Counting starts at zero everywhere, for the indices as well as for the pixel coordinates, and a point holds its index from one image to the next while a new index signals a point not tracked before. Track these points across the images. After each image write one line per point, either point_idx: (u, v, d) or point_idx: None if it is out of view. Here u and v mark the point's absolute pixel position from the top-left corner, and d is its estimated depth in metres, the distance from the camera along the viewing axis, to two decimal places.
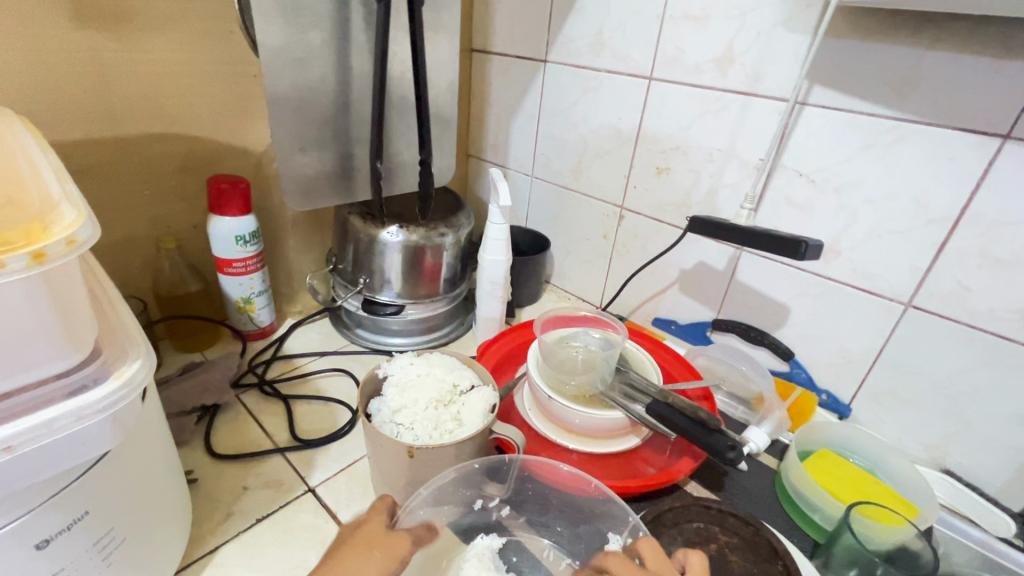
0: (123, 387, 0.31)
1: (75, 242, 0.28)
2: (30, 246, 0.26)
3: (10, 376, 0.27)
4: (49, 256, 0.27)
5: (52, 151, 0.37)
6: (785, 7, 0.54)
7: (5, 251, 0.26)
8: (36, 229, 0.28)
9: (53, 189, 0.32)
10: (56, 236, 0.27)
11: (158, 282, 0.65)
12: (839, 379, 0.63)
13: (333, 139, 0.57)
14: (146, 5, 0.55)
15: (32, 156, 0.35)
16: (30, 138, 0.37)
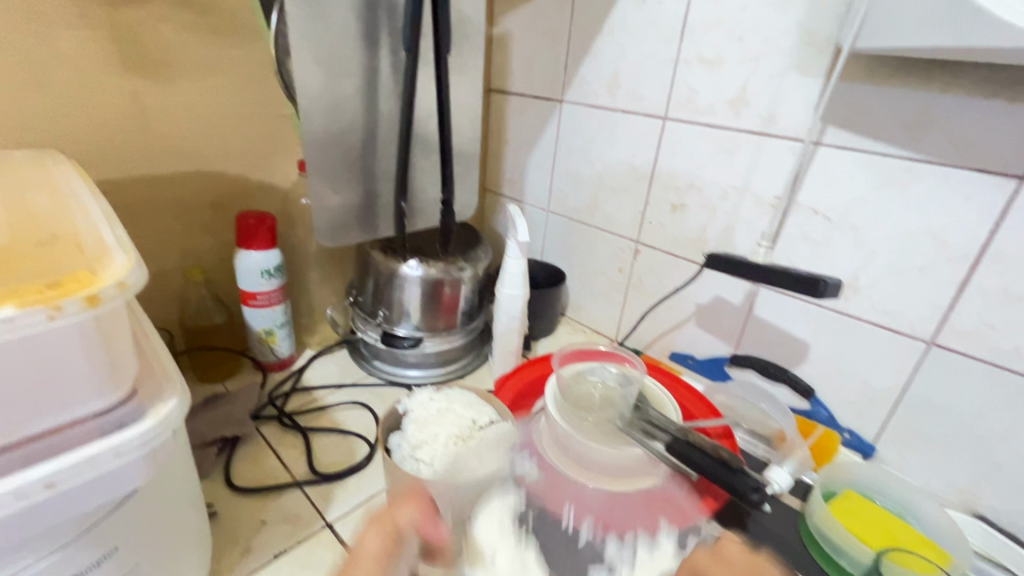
0: (157, 425, 0.32)
1: (125, 284, 0.29)
2: (85, 289, 0.28)
3: (52, 415, 0.29)
4: (100, 299, 0.28)
5: (103, 198, 0.39)
6: (796, 52, 0.56)
7: (60, 295, 0.27)
8: (89, 272, 0.30)
9: (104, 236, 0.34)
10: (109, 280, 0.29)
11: (184, 314, 0.66)
12: (862, 418, 0.62)
13: (360, 178, 0.59)
14: (187, 53, 0.58)
15: (86, 203, 0.38)
16: (82, 186, 0.40)
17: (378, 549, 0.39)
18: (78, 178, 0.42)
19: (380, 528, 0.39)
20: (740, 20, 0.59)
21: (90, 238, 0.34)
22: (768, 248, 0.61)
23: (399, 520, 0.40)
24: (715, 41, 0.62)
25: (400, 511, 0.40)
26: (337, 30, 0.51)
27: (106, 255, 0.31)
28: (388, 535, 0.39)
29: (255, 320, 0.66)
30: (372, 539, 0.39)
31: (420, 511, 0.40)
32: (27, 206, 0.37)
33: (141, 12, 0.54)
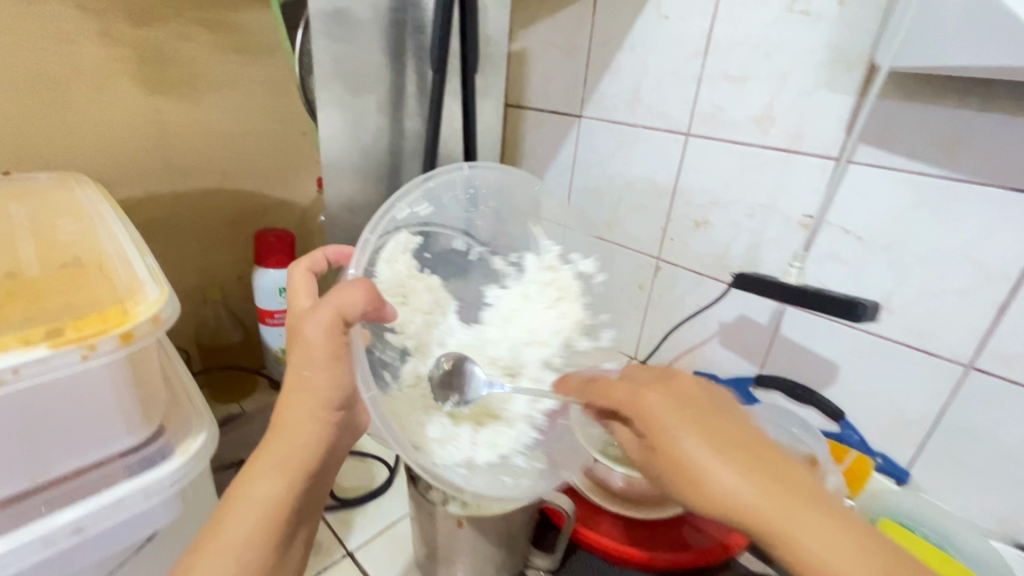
0: (187, 461, 0.41)
1: (157, 320, 0.36)
2: (121, 327, 0.34)
3: (87, 451, 0.36)
4: (135, 336, 0.35)
5: (135, 233, 0.44)
6: (825, 70, 0.55)
7: (99, 333, 0.34)
8: (124, 309, 0.36)
9: (138, 269, 0.39)
10: (143, 317, 0.35)
11: (201, 332, 0.66)
12: (896, 442, 0.60)
13: (382, 197, 0.59)
14: (211, 70, 0.58)
15: (117, 236, 0.42)
16: (117, 224, 0.44)
17: (329, 324, 0.37)
18: (110, 215, 0.45)
19: (327, 309, 0.37)
20: (767, 36, 0.58)
21: (124, 272, 0.39)
22: (799, 271, 0.59)
23: (339, 298, 0.37)
24: (740, 58, 0.61)
25: (308, 318, 0.37)
26: (363, 49, 0.51)
27: (140, 289, 0.38)
28: (331, 323, 0.37)
29: (272, 338, 0.65)
30: (311, 325, 0.37)
31: (363, 284, 0.38)
32: (60, 238, 0.41)
33: (165, 30, 0.54)
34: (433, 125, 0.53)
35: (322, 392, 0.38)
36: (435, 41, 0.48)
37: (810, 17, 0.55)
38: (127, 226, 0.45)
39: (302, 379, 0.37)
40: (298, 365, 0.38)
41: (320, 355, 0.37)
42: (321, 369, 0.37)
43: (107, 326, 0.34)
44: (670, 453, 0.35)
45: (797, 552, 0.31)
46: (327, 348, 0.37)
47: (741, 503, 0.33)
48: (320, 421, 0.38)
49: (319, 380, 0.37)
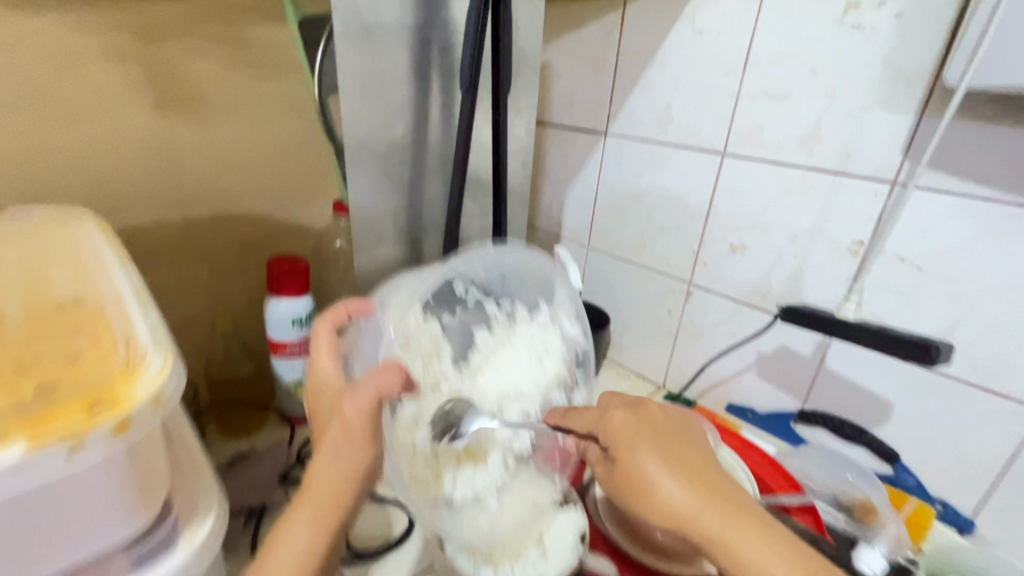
0: (194, 553, 0.31)
1: (161, 399, 0.28)
2: (119, 413, 0.26)
3: (67, 555, 0.27)
4: (133, 423, 0.27)
5: (139, 278, 0.38)
6: (880, 87, 0.51)
7: (93, 421, 0.26)
8: (122, 384, 0.28)
9: (139, 328, 0.33)
10: (146, 397, 0.28)
11: (209, 365, 0.62)
12: (958, 488, 0.55)
13: (405, 224, 0.56)
14: (227, 91, 0.56)
15: (118, 281, 0.37)
16: (119, 268, 0.39)
17: (365, 408, 0.35)
18: (109, 246, 0.40)
19: (364, 394, 0.35)
20: (814, 50, 0.54)
21: (122, 330, 0.33)
22: (859, 302, 0.56)
23: (374, 381, 0.35)
24: (784, 74, 0.57)
25: (344, 402, 0.35)
26: (388, 69, 0.48)
27: (142, 356, 0.30)
28: (368, 408, 0.35)
29: (283, 371, 0.61)
30: (347, 408, 0.35)
31: (398, 368, 0.36)
32: (53, 296, 0.35)
33: (175, 47, 0.51)
34: (462, 150, 0.50)
35: (352, 475, 0.35)
36: (467, 62, 0.46)
37: (862, 31, 0.51)
38: (131, 274, 0.38)
39: (332, 459, 0.35)
40: (331, 445, 0.35)
41: (356, 436, 0.35)
42: (355, 451, 0.35)
43: (96, 413, 0.26)
44: (627, 470, 0.36)
45: (735, 562, 0.32)
46: (362, 429, 0.35)
47: (690, 511, 0.34)
48: (347, 494, 0.36)
49: (355, 462, 0.35)
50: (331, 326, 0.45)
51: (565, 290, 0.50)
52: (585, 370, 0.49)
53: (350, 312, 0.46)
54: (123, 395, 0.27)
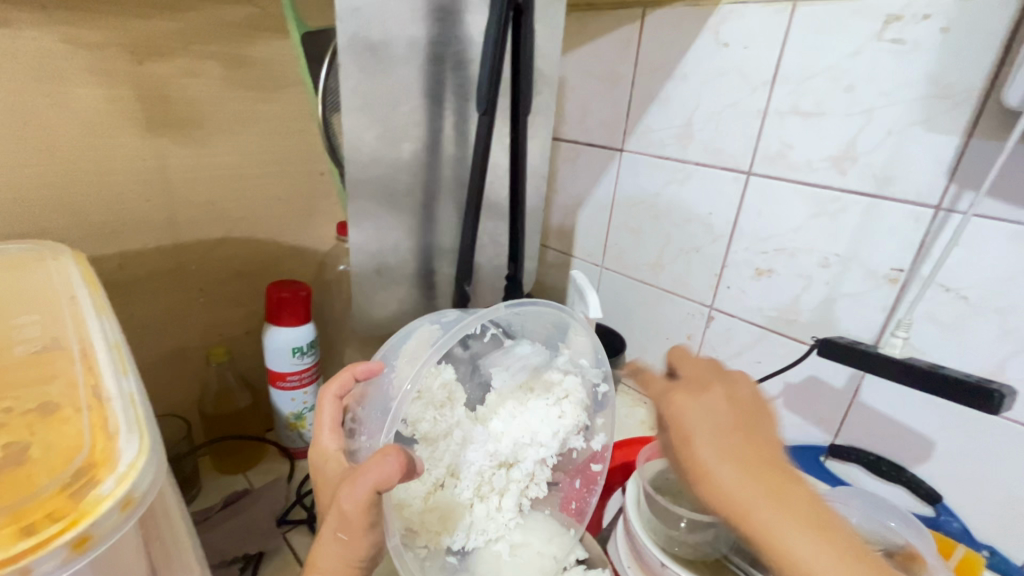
0: None
1: (130, 502, 0.24)
2: (77, 528, 0.22)
3: None
4: (92, 539, 0.23)
5: (113, 331, 0.34)
6: (922, 106, 0.48)
7: (44, 544, 0.21)
8: (83, 480, 0.24)
9: (107, 396, 0.29)
10: (113, 502, 0.23)
11: (205, 397, 0.59)
12: (1008, 535, 0.51)
13: (414, 250, 0.52)
14: (222, 109, 0.53)
15: (89, 334, 0.33)
16: (92, 316, 0.35)
17: (361, 502, 0.31)
18: (87, 293, 0.37)
19: (360, 485, 0.31)
20: (849, 66, 0.51)
21: (87, 396, 0.29)
22: (907, 337, 0.51)
23: (370, 473, 0.31)
24: (816, 90, 0.54)
25: (340, 492, 0.31)
26: (397, 88, 0.45)
27: (110, 443, 0.26)
28: (365, 501, 0.31)
29: (283, 403, 0.57)
30: (343, 501, 0.31)
31: (397, 455, 0.32)
32: (14, 350, 0.31)
33: (170, 67, 0.48)
34: (477, 174, 0.47)
35: (353, 562, 0.33)
36: (484, 81, 0.43)
37: (903, 46, 0.48)
38: (106, 328, 0.34)
39: (331, 547, 0.32)
40: (329, 533, 0.32)
41: (354, 528, 0.32)
42: (355, 539, 0.32)
43: (47, 529, 0.22)
44: (685, 444, 0.38)
45: (779, 552, 0.34)
46: (361, 521, 0.31)
47: (745, 501, 0.35)
48: None
49: (356, 551, 0.32)
50: (336, 393, 0.40)
51: (584, 334, 0.47)
52: (599, 407, 0.48)
53: (357, 375, 0.41)
54: (80, 503, 0.23)
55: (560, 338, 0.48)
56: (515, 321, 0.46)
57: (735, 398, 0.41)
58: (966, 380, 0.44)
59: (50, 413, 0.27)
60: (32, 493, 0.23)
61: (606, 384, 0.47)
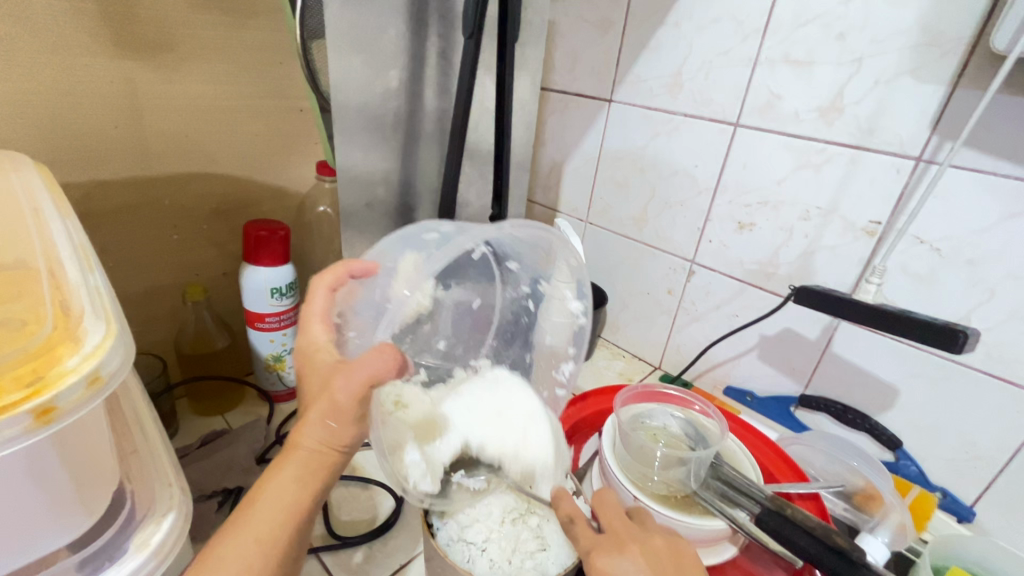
0: (151, 557, 0.28)
1: (97, 380, 0.24)
2: (39, 398, 0.22)
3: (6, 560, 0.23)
4: (57, 411, 0.22)
5: (83, 239, 0.34)
6: (912, 55, 0.48)
7: (5, 410, 0.21)
8: (49, 361, 0.23)
9: (76, 293, 0.28)
10: (77, 377, 0.23)
11: (181, 338, 0.58)
12: (961, 476, 0.54)
13: (397, 189, 0.51)
14: (192, 32, 0.50)
15: (58, 241, 0.32)
16: (59, 224, 0.34)
17: (357, 393, 0.32)
18: (53, 204, 0.35)
19: (356, 376, 0.32)
20: (843, 13, 0.50)
21: (57, 294, 0.28)
22: (880, 284, 0.52)
23: (368, 366, 0.32)
24: (808, 38, 0.53)
25: (336, 380, 0.33)
26: (382, 12, 0.43)
27: (75, 328, 0.25)
28: (359, 393, 0.32)
29: (261, 344, 0.56)
30: (340, 388, 0.32)
31: (394, 354, 0.33)
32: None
33: None
34: (464, 107, 0.45)
35: (334, 449, 0.34)
36: (473, 6, 0.41)
37: None
38: (73, 235, 0.33)
39: (317, 430, 0.33)
40: (318, 417, 0.33)
41: (346, 416, 0.33)
42: (343, 425, 0.33)
43: (9, 397, 0.21)
44: None
45: None
46: (352, 411, 0.33)
47: None
48: (330, 465, 0.34)
49: (341, 438, 0.33)
50: (330, 285, 0.41)
51: (571, 275, 0.48)
52: (579, 339, 0.49)
53: (352, 272, 0.41)
54: (43, 375, 0.23)
55: (549, 270, 0.50)
56: (509, 245, 0.48)
57: (654, 558, 0.34)
58: (934, 324, 0.45)
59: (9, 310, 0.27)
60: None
61: (584, 317, 0.48)
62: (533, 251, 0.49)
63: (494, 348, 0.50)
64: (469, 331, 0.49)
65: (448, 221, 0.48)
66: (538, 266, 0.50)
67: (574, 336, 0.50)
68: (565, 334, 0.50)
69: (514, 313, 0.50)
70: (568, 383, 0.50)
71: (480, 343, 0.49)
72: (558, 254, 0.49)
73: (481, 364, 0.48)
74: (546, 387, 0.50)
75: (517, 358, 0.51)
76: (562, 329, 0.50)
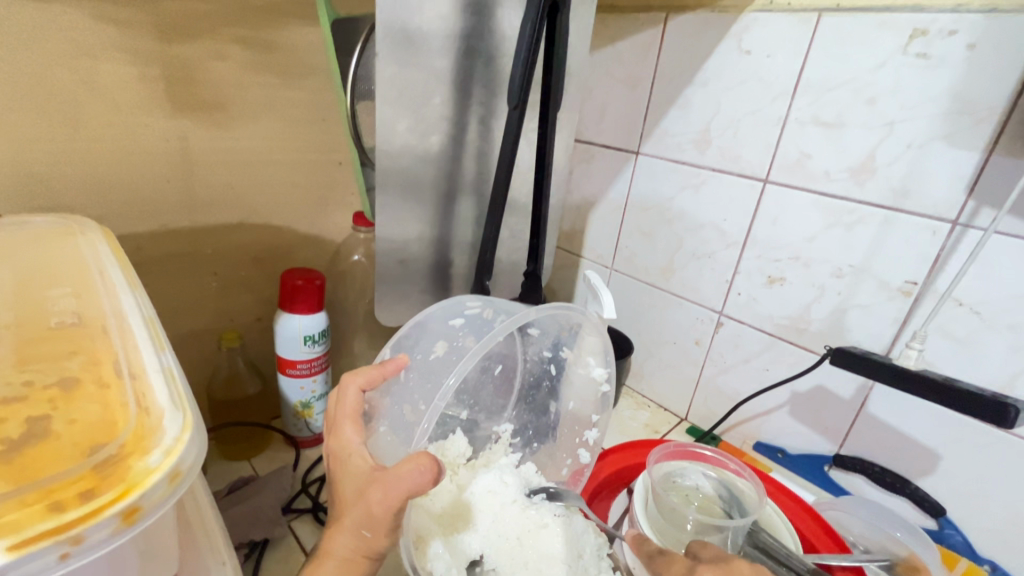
0: None
1: (177, 476, 0.24)
2: (125, 498, 0.22)
3: None
4: (142, 511, 0.22)
5: (145, 300, 0.35)
6: (944, 121, 0.48)
7: (94, 512, 0.21)
8: (133, 452, 0.23)
9: (145, 362, 0.29)
10: (159, 474, 0.23)
11: (213, 382, 0.58)
12: (1009, 550, 0.52)
13: (435, 243, 0.53)
14: (245, 94, 0.52)
15: (121, 303, 0.34)
16: (123, 287, 0.35)
17: (392, 507, 0.32)
18: (117, 268, 0.37)
19: (392, 491, 0.31)
20: (873, 79, 0.51)
21: (124, 361, 0.29)
22: (921, 350, 0.51)
23: (402, 482, 0.31)
24: (836, 101, 0.54)
25: (370, 494, 0.32)
26: (428, 81, 0.45)
27: (154, 418, 0.25)
28: (395, 505, 0.32)
29: (292, 391, 0.57)
30: (375, 503, 0.32)
31: (432, 467, 0.31)
32: (46, 321, 0.31)
33: (197, 48, 0.48)
34: (504, 168, 0.47)
35: (367, 554, 0.34)
36: (517, 76, 0.43)
37: (927, 61, 0.48)
38: (137, 300, 0.35)
39: (351, 540, 0.34)
40: (353, 527, 0.33)
41: (381, 527, 0.33)
42: (377, 535, 0.33)
43: (99, 499, 0.21)
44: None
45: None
46: (386, 523, 0.33)
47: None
48: (360, 568, 0.34)
49: (375, 546, 0.34)
50: (362, 384, 0.39)
51: (597, 335, 0.48)
52: (603, 406, 0.51)
53: (386, 372, 0.40)
54: (129, 474, 0.22)
55: (572, 338, 0.49)
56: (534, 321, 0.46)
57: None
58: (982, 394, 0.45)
59: (76, 389, 0.27)
60: (84, 460, 0.23)
61: (609, 386, 0.50)
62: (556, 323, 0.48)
63: (517, 407, 0.52)
64: (491, 397, 0.50)
65: (471, 295, 0.47)
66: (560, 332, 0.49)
67: (595, 400, 0.51)
68: (589, 399, 0.51)
69: (536, 374, 0.51)
70: (592, 445, 0.53)
71: (503, 405, 0.51)
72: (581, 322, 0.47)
73: (504, 429, 0.51)
74: (570, 452, 0.53)
75: (540, 416, 0.52)
76: (587, 393, 0.51)
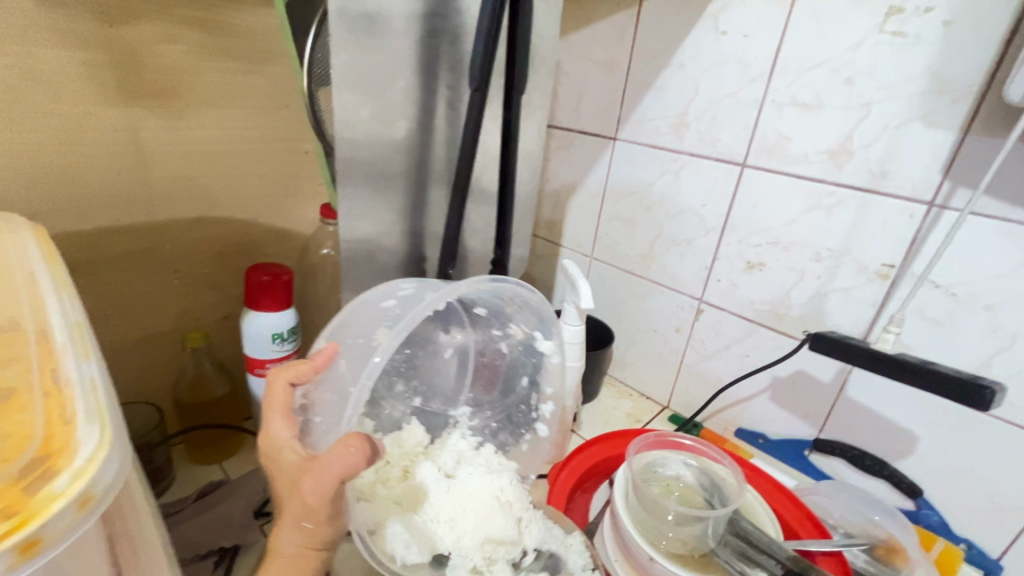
0: None
1: (88, 500, 0.21)
2: (21, 531, 0.19)
3: None
4: (43, 542, 0.20)
5: (76, 308, 0.32)
6: (921, 100, 0.47)
7: None
8: (36, 476, 0.21)
9: (70, 375, 0.27)
10: (66, 499, 0.21)
11: (179, 384, 0.56)
12: (986, 527, 0.52)
13: (405, 236, 0.51)
14: (200, 80, 0.50)
15: (50, 311, 0.31)
16: (53, 294, 0.33)
17: (326, 492, 0.30)
18: (47, 270, 0.35)
19: (324, 476, 0.30)
20: (850, 59, 0.50)
21: (42, 374, 0.27)
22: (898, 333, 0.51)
23: (333, 465, 0.30)
24: (814, 82, 0.53)
25: (303, 482, 0.30)
26: (390, 65, 0.43)
27: (69, 435, 0.23)
28: (330, 491, 0.30)
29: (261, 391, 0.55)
30: (309, 490, 0.30)
31: (360, 447, 0.30)
32: None
33: (141, 31, 0.45)
34: (472, 154, 0.45)
35: (314, 548, 0.33)
36: (481, 58, 0.41)
37: (904, 39, 0.47)
38: (67, 307, 0.32)
39: (294, 534, 0.32)
40: (292, 520, 0.32)
41: (320, 516, 0.31)
42: (318, 526, 0.32)
43: None
44: None
45: None
46: (324, 511, 0.31)
47: None
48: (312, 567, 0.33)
49: (320, 536, 0.32)
50: (290, 377, 0.37)
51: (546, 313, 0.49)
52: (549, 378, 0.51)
53: (316, 367, 0.38)
54: (30, 501, 0.20)
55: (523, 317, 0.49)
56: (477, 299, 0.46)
57: None
58: (959, 376, 0.45)
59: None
60: None
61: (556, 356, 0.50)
62: (500, 299, 0.47)
63: (473, 390, 0.51)
64: (447, 379, 0.50)
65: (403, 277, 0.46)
66: (508, 310, 0.49)
67: (543, 373, 0.51)
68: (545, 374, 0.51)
69: (493, 357, 0.50)
70: (549, 419, 0.52)
71: (460, 389, 0.51)
72: (526, 297, 0.47)
73: (462, 412, 0.50)
74: (528, 427, 0.52)
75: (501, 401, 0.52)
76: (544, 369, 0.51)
